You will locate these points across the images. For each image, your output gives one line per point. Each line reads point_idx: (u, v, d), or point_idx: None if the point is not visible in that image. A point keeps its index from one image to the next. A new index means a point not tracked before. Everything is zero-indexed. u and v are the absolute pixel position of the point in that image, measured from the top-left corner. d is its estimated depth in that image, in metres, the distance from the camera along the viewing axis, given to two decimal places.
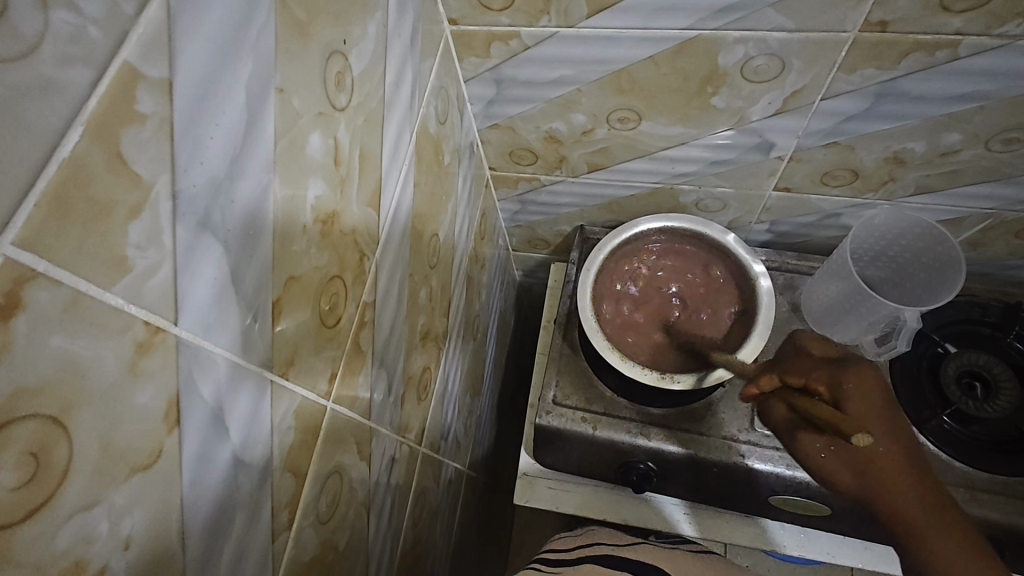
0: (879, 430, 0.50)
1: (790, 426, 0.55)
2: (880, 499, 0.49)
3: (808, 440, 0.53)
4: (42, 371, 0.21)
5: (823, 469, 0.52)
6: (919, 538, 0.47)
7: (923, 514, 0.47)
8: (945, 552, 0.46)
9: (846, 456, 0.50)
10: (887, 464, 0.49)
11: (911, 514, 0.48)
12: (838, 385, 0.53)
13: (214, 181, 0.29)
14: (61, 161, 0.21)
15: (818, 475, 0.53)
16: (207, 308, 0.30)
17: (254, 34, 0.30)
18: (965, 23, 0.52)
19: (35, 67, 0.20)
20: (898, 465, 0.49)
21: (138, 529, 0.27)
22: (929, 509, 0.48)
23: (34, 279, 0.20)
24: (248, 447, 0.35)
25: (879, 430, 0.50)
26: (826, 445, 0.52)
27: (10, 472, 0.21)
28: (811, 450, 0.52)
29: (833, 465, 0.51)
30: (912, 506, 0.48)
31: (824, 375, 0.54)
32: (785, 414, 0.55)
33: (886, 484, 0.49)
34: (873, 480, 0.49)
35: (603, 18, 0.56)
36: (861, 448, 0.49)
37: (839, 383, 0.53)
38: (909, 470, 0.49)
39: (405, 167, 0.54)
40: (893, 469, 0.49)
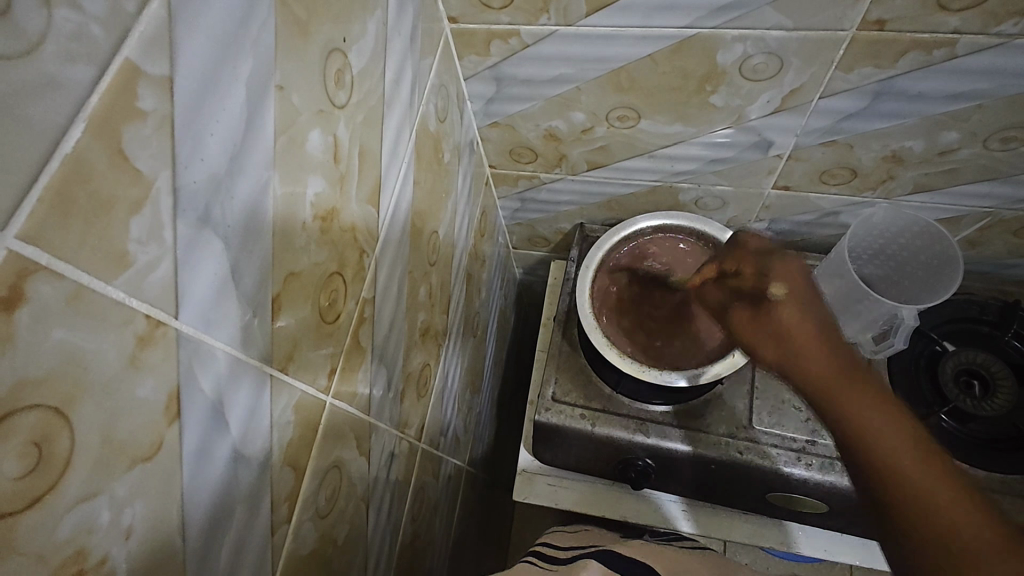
0: (794, 312, 0.50)
1: (722, 304, 0.58)
2: (800, 367, 0.48)
3: (735, 313, 0.55)
4: (45, 363, 0.22)
5: (748, 341, 0.53)
6: (837, 408, 0.45)
7: (841, 381, 0.45)
8: (868, 416, 0.43)
9: (763, 324, 0.51)
10: (803, 337, 0.48)
11: (829, 380, 0.46)
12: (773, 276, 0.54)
13: (214, 177, 0.29)
14: (64, 157, 0.21)
15: (748, 346, 0.53)
16: (207, 302, 0.30)
17: (254, 31, 0.31)
18: (963, 22, 0.52)
19: (37, 64, 0.20)
20: (814, 342, 0.48)
21: (139, 519, 0.27)
22: (831, 373, 0.46)
23: (37, 273, 0.21)
24: (248, 440, 0.36)
25: (796, 311, 0.50)
26: (750, 313, 0.53)
27: (12, 461, 0.21)
28: (739, 319, 0.54)
29: (759, 337, 0.51)
30: (852, 401, 0.44)
31: (752, 258, 0.57)
32: (719, 301, 0.59)
33: (805, 356, 0.48)
34: (789, 346, 0.49)
35: (601, 17, 0.57)
36: (779, 315, 0.50)
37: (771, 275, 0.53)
38: (829, 351, 0.47)
39: (404, 165, 0.55)
40: (813, 347, 0.48)
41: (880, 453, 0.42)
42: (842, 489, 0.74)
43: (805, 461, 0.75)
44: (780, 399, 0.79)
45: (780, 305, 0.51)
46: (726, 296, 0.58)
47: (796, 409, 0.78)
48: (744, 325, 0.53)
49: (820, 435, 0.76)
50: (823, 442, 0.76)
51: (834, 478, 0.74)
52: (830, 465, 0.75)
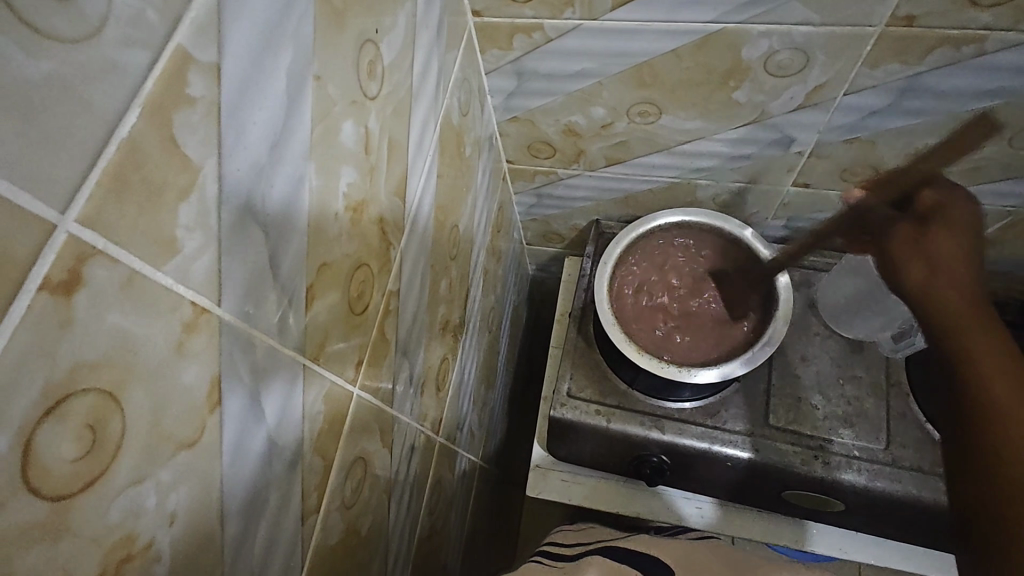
0: (954, 241, 0.48)
1: (889, 222, 0.51)
2: (929, 299, 0.48)
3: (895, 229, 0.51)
4: (99, 348, 0.22)
5: (896, 257, 0.50)
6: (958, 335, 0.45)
7: (968, 314, 0.45)
8: (977, 347, 0.43)
9: (915, 244, 0.49)
10: (941, 263, 0.48)
11: (958, 312, 0.46)
12: (943, 200, 0.49)
13: (255, 166, 0.29)
14: (120, 142, 0.21)
15: (888, 261, 0.51)
16: (246, 290, 0.30)
17: (295, 20, 0.31)
18: (993, 18, 0.52)
19: (97, 49, 0.20)
20: (957, 269, 0.47)
21: (182, 505, 0.27)
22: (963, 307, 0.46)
23: (94, 257, 0.21)
24: (282, 428, 0.36)
25: (956, 240, 0.48)
26: (913, 232, 0.50)
27: (70, 443, 0.21)
28: (897, 235, 0.51)
29: (905, 256, 0.50)
30: (982, 342, 0.43)
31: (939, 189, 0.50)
32: (883, 217, 0.52)
33: (941, 281, 0.47)
34: (921, 269, 0.48)
35: (627, 11, 0.57)
36: (941, 241, 0.48)
37: (939, 196, 0.49)
38: (966, 283, 0.47)
39: (429, 158, 0.55)
40: (953, 275, 0.47)
41: (980, 379, 0.42)
42: (859, 487, 0.74)
43: (822, 459, 0.75)
44: (796, 398, 0.79)
45: (938, 231, 0.49)
46: (884, 212, 0.52)
47: (813, 408, 0.78)
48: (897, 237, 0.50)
49: (837, 433, 0.76)
50: (840, 441, 0.76)
51: (851, 476, 0.74)
52: (847, 464, 0.74)
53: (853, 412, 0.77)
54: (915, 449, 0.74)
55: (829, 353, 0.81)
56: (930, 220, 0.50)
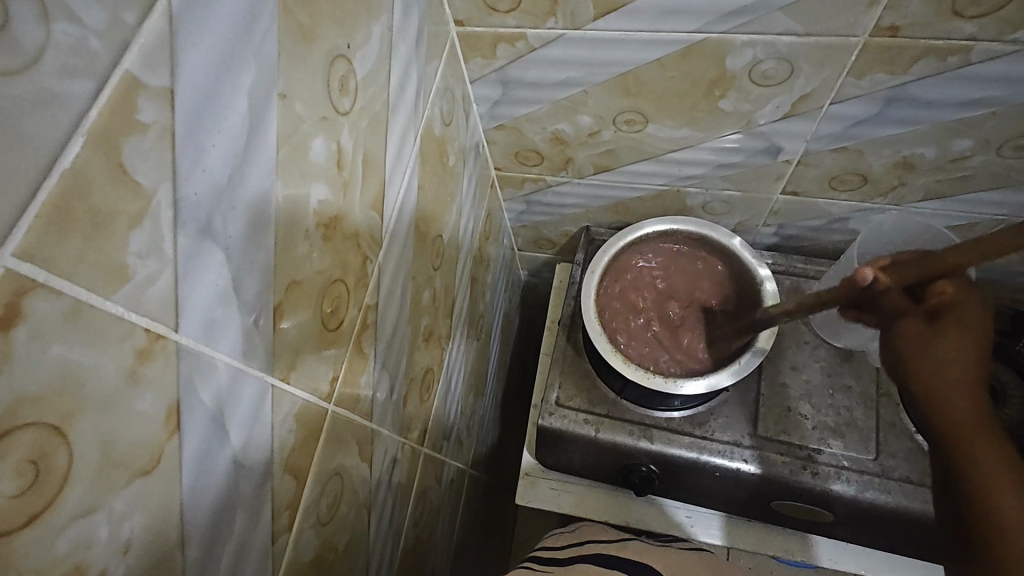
0: (961, 346, 0.49)
1: (901, 311, 0.52)
2: (933, 398, 0.48)
3: (904, 327, 0.51)
4: (42, 380, 0.21)
5: (908, 353, 0.50)
6: (962, 443, 0.46)
7: (976, 417, 0.47)
8: (984, 459, 0.44)
9: (928, 342, 0.50)
10: (951, 366, 0.48)
11: (962, 417, 0.47)
12: (959, 301, 0.51)
13: (215, 188, 0.29)
14: (60, 173, 0.21)
15: (896, 353, 0.51)
16: (208, 314, 0.30)
17: (257, 40, 0.30)
18: (978, 28, 0.51)
19: (34, 80, 0.20)
20: (965, 372, 0.48)
21: (138, 533, 0.27)
22: (964, 411, 0.47)
23: (34, 290, 0.21)
24: (250, 449, 0.35)
25: (964, 344, 0.49)
26: (923, 330, 0.50)
27: (9, 480, 0.21)
28: (907, 332, 0.51)
29: (914, 351, 0.50)
30: (985, 453, 0.45)
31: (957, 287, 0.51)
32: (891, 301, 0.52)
33: (944, 382, 0.48)
34: (932, 367, 0.49)
35: (610, 21, 0.56)
36: (944, 340, 0.49)
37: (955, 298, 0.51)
38: (971, 388, 0.48)
39: (408, 170, 0.54)
40: (958, 379, 0.48)
41: (996, 502, 0.43)
42: (848, 498, 0.73)
43: (812, 469, 0.74)
44: (786, 407, 0.78)
45: (949, 332, 0.49)
46: (899, 302, 0.51)
47: (802, 417, 0.78)
48: (910, 334, 0.51)
49: (826, 443, 0.76)
50: (829, 451, 0.75)
51: (841, 487, 0.73)
52: (836, 474, 0.74)
53: (843, 422, 0.77)
54: (905, 461, 0.74)
55: (819, 362, 0.81)
56: (944, 316, 0.50)
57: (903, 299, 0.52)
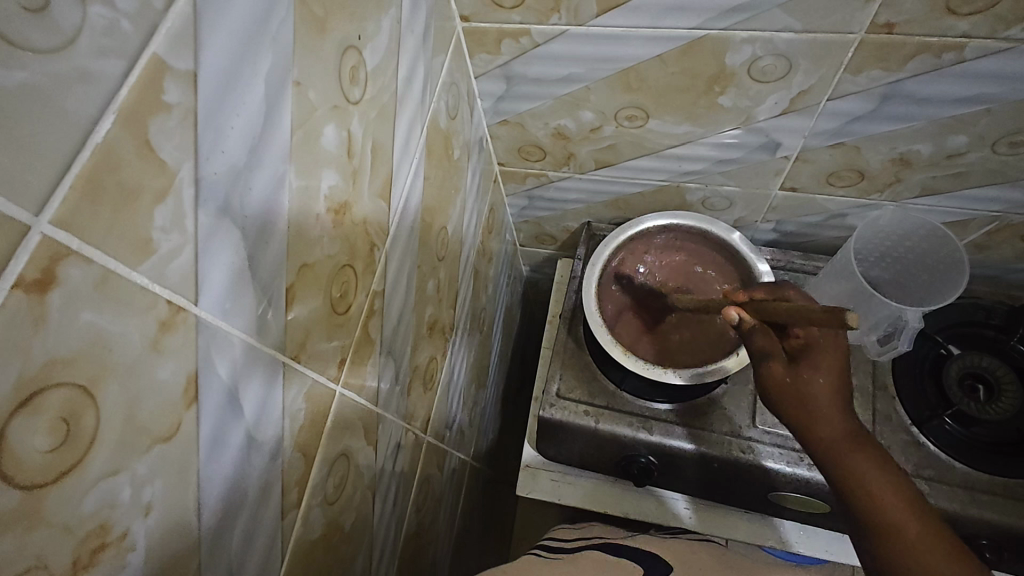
0: (820, 378, 0.53)
1: (767, 354, 0.55)
2: (815, 431, 0.52)
3: (769, 368, 0.54)
4: (73, 344, 0.23)
5: (785, 395, 0.53)
6: (852, 472, 0.50)
7: (852, 445, 0.51)
8: (871, 479, 0.50)
9: (798, 384, 0.53)
10: (827, 403, 0.52)
11: (842, 442, 0.51)
12: (807, 335, 0.55)
13: (233, 169, 0.30)
14: (94, 148, 0.22)
15: (773, 400, 0.54)
16: (224, 291, 0.31)
17: (274, 28, 0.32)
18: (972, 26, 0.53)
19: (70, 59, 0.21)
20: (834, 405, 0.52)
21: (158, 497, 0.28)
22: (841, 439, 0.51)
23: (68, 257, 0.22)
24: (262, 425, 0.37)
25: (831, 378, 0.53)
26: (786, 373, 0.53)
27: (44, 436, 0.22)
28: (773, 376, 0.54)
29: (790, 392, 0.53)
30: (864, 467, 0.50)
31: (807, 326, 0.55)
32: (756, 348, 0.56)
33: (822, 419, 0.52)
34: (809, 408, 0.52)
35: (612, 17, 0.57)
36: (805, 379, 0.53)
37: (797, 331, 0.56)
38: (843, 415, 0.52)
39: (415, 161, 0.55)
40: (831, 412, 0.52)
41: (881, 506, 0.49)
42: None
43: (808, 461, 0.76)
44: None
45: (810, 371, 0.53)
46: (767, 343, 0.55)
47: None
48: (776, 380, 0.53)
49: None
50: None
51: None
52: None
53: None
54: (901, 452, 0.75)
55: None
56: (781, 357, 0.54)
57: (768, 340, 0.55)
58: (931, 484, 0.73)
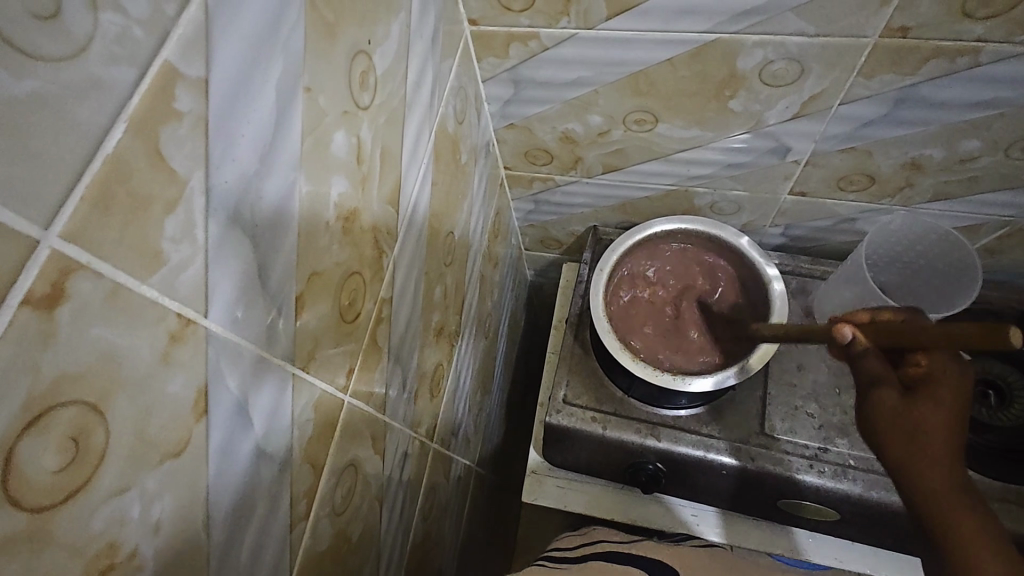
0: (939, 415, 0.47)
1: (877, 377, 0.50)
2: (916, 471, 0.47)
3: (878, 394, 0.49)
4: (82, 360, 0.22)
5: (882, 424, 0.49)
6: (954, 523, 0.44)
7: (960, 493, 0.45)
8: (965, 529, 0.44)
9: (906, 415, 0.47)
10: (943, 443, 0.46)
11: (947, 490, 0.45)
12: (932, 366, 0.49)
13: (244, 177, 0.30)
14: (105, 158, 0.22)
15: (871, 425, 0.50)
16: (234, 302, 0.31)
17: (285, 33, 0.31)
18: (988, 30, 0.52)
19: (82, 67, 0.20)
20: (948, 448, 0.46)
21: (167, 514, 0.28)
22: (946, 485, 0.45)
23: (78, 271, 0.21)
24: (271, 437, 0.36)
25: (946, 417, 0.47)
26: (900, 402, 0.48)
27: (52, 455, 0.21)
28: (883, 405, 0.49)
29: (896, 421, 0.48)
30: (968, 523, 0.44)
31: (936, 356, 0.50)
32: (859, 367, 0.51)
33: (934, 460, 0.46)
34: (913, 442, 0.47)
35: (622, 20, 0.57)
36: (915, 411, 0.47)
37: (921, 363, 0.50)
38: (954, 464, 0.46)
39: (423, 166, 0.55)
40: (938, 455, 0.46)
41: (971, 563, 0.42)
42: (854, 497, 0.74)
43: (818, 468, 0.75)
44: (792, 406, 0.79)
45: (925, 403, 0.47)
46: (880, 367, 0.50)
47: (809, 416, 0.78)
48: (884, 407, 0.48)
49: (832, 443, 0.76)
50: (835, 450, 0.76)
51: (847, 485, 0.74)
52: (842, 473, 0.74)
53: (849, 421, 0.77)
54: None
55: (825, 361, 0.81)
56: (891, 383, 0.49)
57: (879, 363, 0.50)
58: None
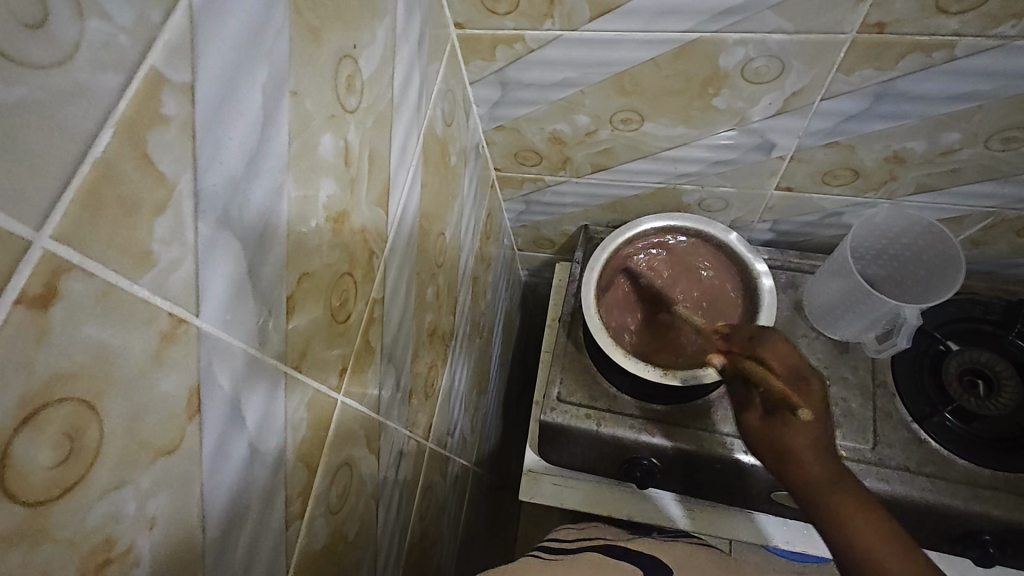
0: (798, 433, 0.53)
1: (745, 404, 0.59)
2: (796, 479, 0.52)
3: (746, 419, 0.58)
4: (75, 359, 0.23)
5: (759, 448, 0.56)
6: (846, 531, 0.47)
7: (829, 492, 0.50)
8: (856, 526, 0.47)
9: (767, 437, 0.55)
10: (800, 453, 0.52)
11: (820, 495, 0.50)
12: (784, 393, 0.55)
13: (232, 180, 0.30)
14: (94, 162, 0.22)
15: (751, 447, 0.57)
16: (225, 302, 0.31)
17: (270, 39, 0.32)
18: (961, 24, 0.53)
19: (70, 74, 0.21)
20: (806, 457, 0.52)
21: (162, 510, 0.28)
22: (821, 483, 0.51)
23: (70, 271, 0.22)
24: (264, 435, 0.37)
25: (798, 430, 0.53)
26: (762, 425, 0.56)
27: (47, 451, 0.22)
28: (752, 428, 0.57)
29: (765, 444, 0.55)
30: (855, 522, 0.47)
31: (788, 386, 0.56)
32: (738, 400, 0.60)
33: (801, 469, 0.52)
34: (775, 457, 0.54)
35: (605, 22, 0.58)
36: (773, 431, 0.54)
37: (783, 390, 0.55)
38: (827, 463, 0.51)
39: (412, 169, 0.56)
40: (804, 461, 0.52)
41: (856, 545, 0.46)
42: None
43: None
44: None
45: (780, 424, 0.54)
46: (745, 396, 0.59)
47: None
48: (753, 432, 0.56)
49: None
50: None
51: None
52: None
53: (841, 413, 0.78)
54: (901, 448, 0.75)
55: (816, 354, 0.82)
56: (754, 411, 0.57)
57: (746, 393, 0.59)
58: (932, 480, 0.73)
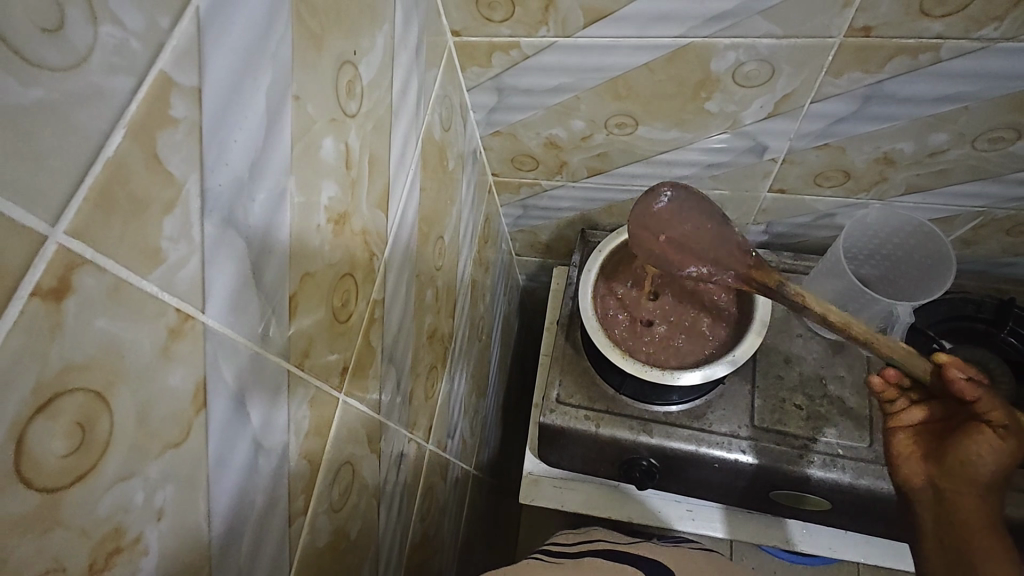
0: (998, 456, 0.53)
1: (985, 420, 0.55)
2: (956, 489, 0.55)
3: (982, 437, 0.54)
4: (88, 350, 0.23)
5: (956, 447, 0.55)
6: (973, 541, 0.52)
7: (975, 514, 0.53)
8: (979, 542, 0.52)
9: (971, 443, 0.55)
10: (983, 469, 0.54)
11: (963, 504, 0.54)
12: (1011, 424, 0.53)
13: (237, 180, 0.31)
14: (106, 161, 0.23)
15: (946, 440, 0.57)
16: (230, 299, 0.32)
17: (273, 44, 0.33)
18: (946, 27, 0.55)
19: (85, 77, 0.22)
20: (983, 477, 0.54)
21: (170, 502, 0.29)
22: (971, 500, 0.54)
23: (83, 266, 0.23)
24: (269, 431, 0.37)
25: (993, 459, 0.53)
26: (992, 446, 0.53)
27: (60, 440, 0.23)
28: (984, 443, 0.54)
29: (969, 452, 0.54)
30: (980, 540, 0.52)
31: (1002, 404, 0.54)
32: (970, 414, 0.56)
33: (964, 474, 0.55)
34: (962, 458, 0.55)
35: (599, 28, 0.59)
36: (987, 444, 0.54)
37: (1012, 419, 0.54)
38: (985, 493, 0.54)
39: (411, 173, 0.57)
40: (976, 480, 0.54)
41: (973, 544, 0.52)
42: (844, 485, 0.76)
43: (809, 458, 0.76)
44: (780, 399, 0.80)
45: (988, 439, 0.54)
46: (988, 410, 0.54)
47: (797, 407, 0.79)
48: (982, 446, 0.54)
49: (822, 433, 0.77)
50: (825, 440, 0.77)
51: (836, 474, 0.75)
52: (832, 463, 0.76)
53: (838, 412, 0.78)
54: None
55: (811, 354, 0.83)
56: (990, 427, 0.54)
57: (989, 406, 0.54)
58: None
